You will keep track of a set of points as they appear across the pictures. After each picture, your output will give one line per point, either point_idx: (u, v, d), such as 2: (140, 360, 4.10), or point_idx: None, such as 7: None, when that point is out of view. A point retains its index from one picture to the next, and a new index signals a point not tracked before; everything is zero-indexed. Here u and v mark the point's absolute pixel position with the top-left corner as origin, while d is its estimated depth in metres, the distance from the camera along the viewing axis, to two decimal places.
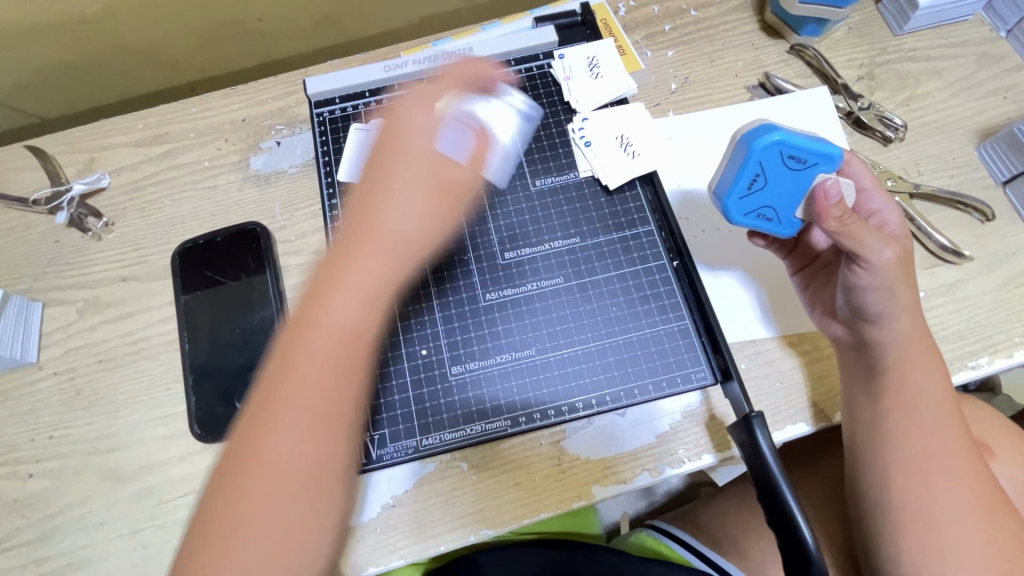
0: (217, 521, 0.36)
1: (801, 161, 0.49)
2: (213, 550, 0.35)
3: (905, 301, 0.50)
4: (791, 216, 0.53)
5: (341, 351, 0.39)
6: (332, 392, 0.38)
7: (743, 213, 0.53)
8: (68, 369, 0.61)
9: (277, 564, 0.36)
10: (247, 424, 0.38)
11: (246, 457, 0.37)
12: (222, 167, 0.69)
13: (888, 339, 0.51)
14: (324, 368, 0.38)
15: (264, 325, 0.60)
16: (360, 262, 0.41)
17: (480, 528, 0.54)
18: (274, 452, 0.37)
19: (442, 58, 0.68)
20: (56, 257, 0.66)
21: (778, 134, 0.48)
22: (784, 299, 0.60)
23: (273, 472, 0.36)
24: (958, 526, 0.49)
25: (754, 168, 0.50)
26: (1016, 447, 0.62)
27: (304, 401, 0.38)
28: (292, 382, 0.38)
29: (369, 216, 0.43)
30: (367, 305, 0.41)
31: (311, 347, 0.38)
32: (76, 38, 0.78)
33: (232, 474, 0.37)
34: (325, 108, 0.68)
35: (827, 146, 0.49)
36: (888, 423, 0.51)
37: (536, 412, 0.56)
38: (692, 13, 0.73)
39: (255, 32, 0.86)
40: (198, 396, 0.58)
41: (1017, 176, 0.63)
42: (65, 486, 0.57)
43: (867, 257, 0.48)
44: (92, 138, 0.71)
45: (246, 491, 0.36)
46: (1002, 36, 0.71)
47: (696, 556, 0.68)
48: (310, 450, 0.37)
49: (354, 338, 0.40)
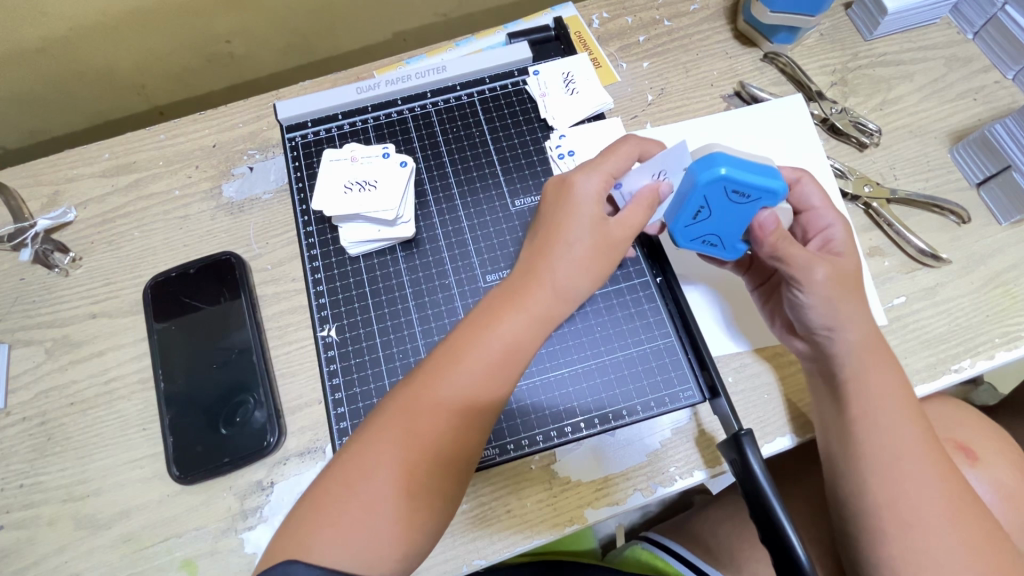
0: (347, 468, 0.42)
1: (744, 195, 0.47)
2: (332, 489, 0.41)
3: (851, 313, 0.50)
4: (734, 241, 0.52)
5: (494, 362, 0.45)
6: (477, 401, 0.44)
7: (689, 239, 0.53)
8: (37, 414, 0.59)
9: (376, 535, 0.40)
10: (409, 399, 0.44)
11: (393, 430, 0.42)
12: (194, 195, 0.67)
13: (844, 350, 0.50)
14: (476, 378, 0.44)
15: (241, 357, 0.58)
16: (535, 302, 0.47)
17: (473, 558, 0.52)
18: (421, 431, 0.42)
19: (414, 77, 0.68)
20: (21, 295, 0.63)
21: (723, 169, 0.46)
22: (752, 311, 0.60)
23: (406, 443, 0.42)
24: (937, 535, 0.47)
25: (699, 201, 0.48)
26: (996, 447, 0.65)
27: (455, 401, 0.44)
28: (450, 382, 0.44)
29: (546, 257, 0.49)
30: (513, 322, 0.46)
31: (477, 356, 0.45)
32: (37, 67, 0.75)
33: (377, 437, 0.42)
34: (297, 132, 0.67)
35: (768, 179, 0.47)
36: (857, 429, 0.49)
37: (525, 439, 0.55)
38: (665, 23, 0.73)
39: (224, 55, 0.85)
40: (174, 436, 0.56)
41: (991, 177, 0.64)
42: (38, 536, 0.55)
43: (799, 276, 0.49)
44: (55, 170, 0.68)
45: (387, 456, 0.42)
46: (969, 38, 0.72)
47: (687, 568, 0.69)
48: (455, 444, 0.43)
49: (512, 356, 0.46)
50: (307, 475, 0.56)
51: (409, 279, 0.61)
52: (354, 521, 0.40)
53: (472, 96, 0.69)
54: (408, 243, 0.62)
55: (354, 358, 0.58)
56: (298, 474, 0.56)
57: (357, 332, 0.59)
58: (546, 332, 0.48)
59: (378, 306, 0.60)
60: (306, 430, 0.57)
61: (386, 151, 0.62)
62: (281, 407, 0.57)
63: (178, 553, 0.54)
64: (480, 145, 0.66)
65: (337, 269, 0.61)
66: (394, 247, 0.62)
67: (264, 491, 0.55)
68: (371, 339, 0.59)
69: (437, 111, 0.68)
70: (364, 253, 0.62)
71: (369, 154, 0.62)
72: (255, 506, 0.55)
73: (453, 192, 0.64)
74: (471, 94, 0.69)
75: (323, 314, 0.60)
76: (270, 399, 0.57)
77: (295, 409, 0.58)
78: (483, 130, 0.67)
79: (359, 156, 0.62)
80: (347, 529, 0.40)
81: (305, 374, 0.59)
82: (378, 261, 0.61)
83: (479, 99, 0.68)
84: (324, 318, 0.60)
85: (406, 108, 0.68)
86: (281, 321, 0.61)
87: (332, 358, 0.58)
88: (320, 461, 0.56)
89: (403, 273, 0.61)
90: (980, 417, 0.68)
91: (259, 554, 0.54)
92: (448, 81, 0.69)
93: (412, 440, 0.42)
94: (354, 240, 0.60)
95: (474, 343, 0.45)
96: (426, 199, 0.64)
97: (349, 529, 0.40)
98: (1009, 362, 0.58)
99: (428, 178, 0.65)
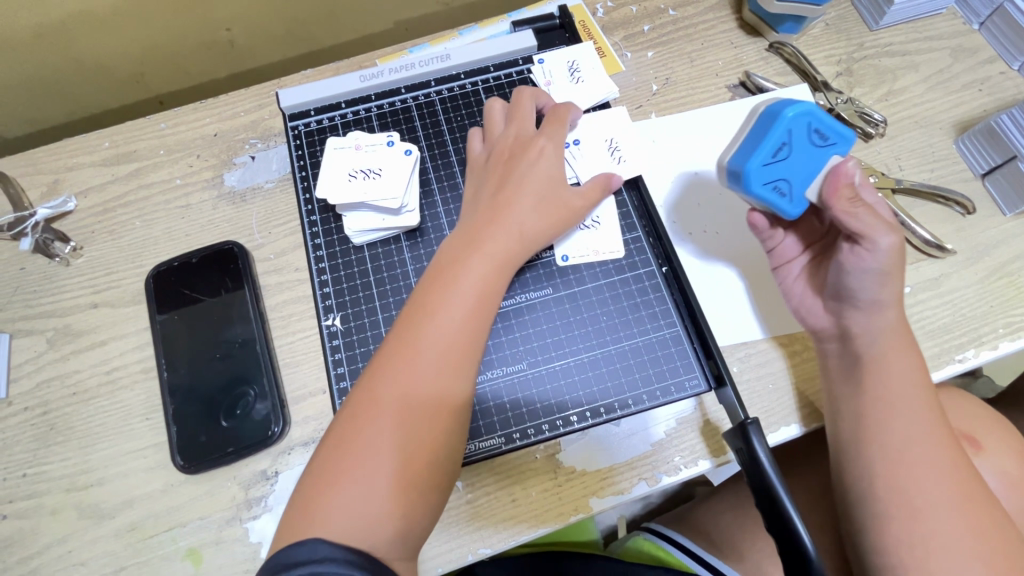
0: (349, 431, 0.43)
1: (822, 138, 0.49)
2: (335, 457, 0.42)
3: (892, 292, 0.50)
4: (802, 194, 0.51)
5: (461, 307, 0.47)
6: (452, 346, 0.46)
7: (762, 182, 0.50)
8: (40, 403, 0.58)
9: (376, 500, 0.40)
10: (389, 353, 0.46)
11: (382, 387, 0.44)
12: (195, 184, 0.66)
13: (870, 332, 0.51)
14: (451, 327, 0.46)
15: (245, 347, 0.58)
16: (491, 246, 0.51)
17: (478, 547, 0.52)
18: (406, 387, 0.44)
19: (419, 65, 0.67)
20: (22, 285, 0.63)
21: (806, 105, 0.48)
22: (770, 297, 0.60)
23: (393, 396, 0.44)
24: (942, 520, 0.47)
25: (782, 135, 0.48)
26: (1000, 438, 0.66)
27: (432, 357, 0.45)
28: (425, 330, 0.46)
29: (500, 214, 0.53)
30: (478, 270, 0.49)
31: (444, 304, 0.47)
32: (35, 55, 0.75)
33: (366, 399, 0.44)
34: (299, 121, 0.67)
35: (841, 127, 0.49)
36: (869, 413, 0.50)
37: (530, 428, 0.55)
38: (670, 13, 0.72)
39: (225, 43, 0.84)
40: (177, 426, 0.56)
41: (996, 167, 0.63)
42: (42, 525, 0.54)
43: (868, 234, 0.48)
44: (55, 158, 0.68)
45: (375, 412, 0.43)
46: (975, 29, 0.72)
47: (694, 560, 0.68)
48: (441, 392, 0.44)
49: (476, 301, 0.48)
50: None
51: (414, 267, 0.61)
52: (357, 490, 0.40)
53: (477, 85, 0.68)
54: (412, 233, 0.62)
55: (359, 346, 0.58)
56: (302, 463, 0.55)
57: (362, 321, 0.59)
58: (507, 272, 0.51)
59: (382, 295, 0.60)
60: (311, 419, 0.57)
61: (390, 139, 0.62)
62: (284, 397, 0.57)
63: (182, 542, 0.53)
64: None
65: (342, 257, 0.61)
66: (398, 236, 0.62)
67: (269, 480, 0.55)
68: (376, 328, 0.59)
69: (441, 100, 0.67)
70: (368, 242, 0.61)
71: (373, 142, 0.62)
72: (260, 495, 0.55)
73: (458, 181, 0.64)
74: (476, 83, 0.68)
75: (327, 304, 0.60)
76: (274, 389, 0.57)
77: (300, 399, 0.57)
78: None
79: (363, 145, 0.61)
80: (347, 499, 0.40)
81: (310, 364, 0.59)
82: (383, 251, 0.61)
83: (483, 88, 0.68)
84: (328, 308, 0.59)
85: (410, 96, 0.67)
86: (285, 311, 0.61)
87: (337, 347, 0.58)
88: None
89: (408, 262, 0.61)
90: (984, 407, 0.68)
91: (263, 543, 0.53)
92: (452, 69, 0.68)
93: (400, 393, 0.44)
94: (359, 229, 0.60)
95: (439, 294, 0.47)
96: (430, 188, 0.64)
97: (351, 498, 0.40)
98: (1012, 352, 0.59)
99: (433, 167, 0.65)
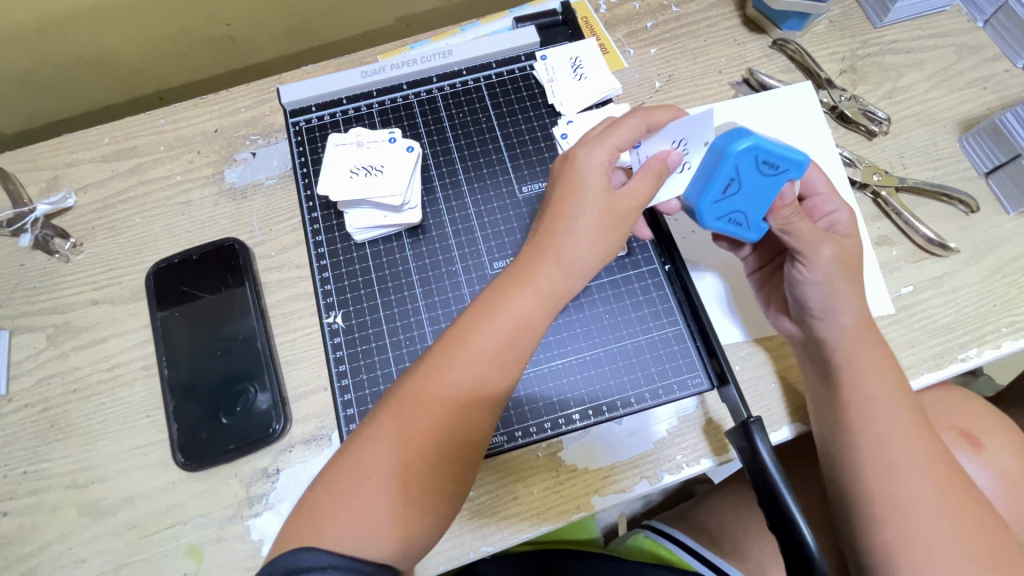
0: (362, 450, 0.41)
1: (773, 166, 0.48)
2: (346, 475, 0.41)
3: (850, 297, 0.50)
4: (762, 221, 0.51)
5: (501, 346, 0.44)
6: (484, 386, 0.44)
7: (716, 216, 0.52)
8: (40, 400, 0.58)
9: (379, 524, 0.39)
10: (419, 383, 0.43)
11: (405, 417, 0.42)
12: (195, 181, 0.66)
13: (835, 335, 0.51)
14: (485, 362, 0.43)
15: (246, 344, 0.58)
16: (540, 280, 0.46)
17: (480, 546, 0.52)
18: (434, 422, 0.42)
19: (421, 61, 0.67)
20: (22, 281, 0.63)
21: (749, 139, 0.46)
22: (750, 298, 0.60)
23: (419, 428, 0.42)
24: (937, 520, 0.47)
25: (729, 172, 0.48)
26: (1001, 437, 0.66)
27: (458, 396, 0.43)
28: (459, 365, 0.43)
29: (550, 241, 0.47)
30: (523, 312, 0.45)
31: (483, 342, 0.44)
32: (33, 49, 0.74)
33: (390, 425, 0.42)
34: (300, 117, 0.66)
35: (794, 151, 0.47)
36: (852, 414, 0.49)
37: (533, 426, 0.55)
38: (673, 9, 0.72)
39: (225, 38, 0.83)
40: (179, 424, 0.56)
41: (1000, 166, 0.63)
42: (42, 523, 0.54)
43: (805, 251, 0.49)
44: (54, 154, 0.67)
45: (395, 443, 0.41)
46: (980, 26, 0.72)
47: (698, 560, 0.68)
48: (463, 428, 0.43)
49: (516, 344, 0.44)
50: (312, 462, 0.55)
51: (415, 265, 0.60)
52: (361, 508, 0.39)
53: (479, 81, 0.68)
54: (414, 230, 0.62)
55: (360, 344, 0.58)
56: (304, 461, 0.55)
57: (363, 318, 0.59)
58: (554, 313, 0.47)
59: (383, 293, 0.60)
60: (312, 417, 0.57)
61: (392, 135, 0.62)
62: (286, 394, 0.57)
63: (183, 540, 0.53)
64: (486, 130, 0.66)
65: (343, 255, 0.61)
66: (400, 233, 0.61)
67: (270, 477, 0.55)
68: (378, 326, 0.58)
69: (443, 96, 0.67)
70: (369, 239, 0.61)
71: (375, 139, 0.61)
72: (261, 493, 0.55)
73: (459, 178, 0.64)
74: (478, 79, 0.68)
75: (329, 301, 0.60)
76: (275, 386, 0.56)
77: (301, 396, 0.57)
78: (490, 115, 0.66)
79: (364, 141, 0.61)
80: (347, 513, 0.39)
81: (311, 361, 0.58)
82: (384, 248, 0.61)
83: (485, 84, 0.68)
84: (330, 305, 0.59)
85: (412, 92, 0.67)
86: (285, 309, 0.60)
87: (338, 345, 0.58)
88: (326, 448, 0.56)
89: (410, 260, 0.61)
90: (985, 405, 0.68)
91: (264, 541, 0.53)
92: (454, 66, 0.68)
93: (421, 426, 0.42)
94: (361, 226, 0.59)
95: (482, 330, 0.44)
96: (432, 185, 0.63)
97: (351, 513, 0.39)
98: (1015, 352, 0.58)
99: (435, 164, 0.64)
